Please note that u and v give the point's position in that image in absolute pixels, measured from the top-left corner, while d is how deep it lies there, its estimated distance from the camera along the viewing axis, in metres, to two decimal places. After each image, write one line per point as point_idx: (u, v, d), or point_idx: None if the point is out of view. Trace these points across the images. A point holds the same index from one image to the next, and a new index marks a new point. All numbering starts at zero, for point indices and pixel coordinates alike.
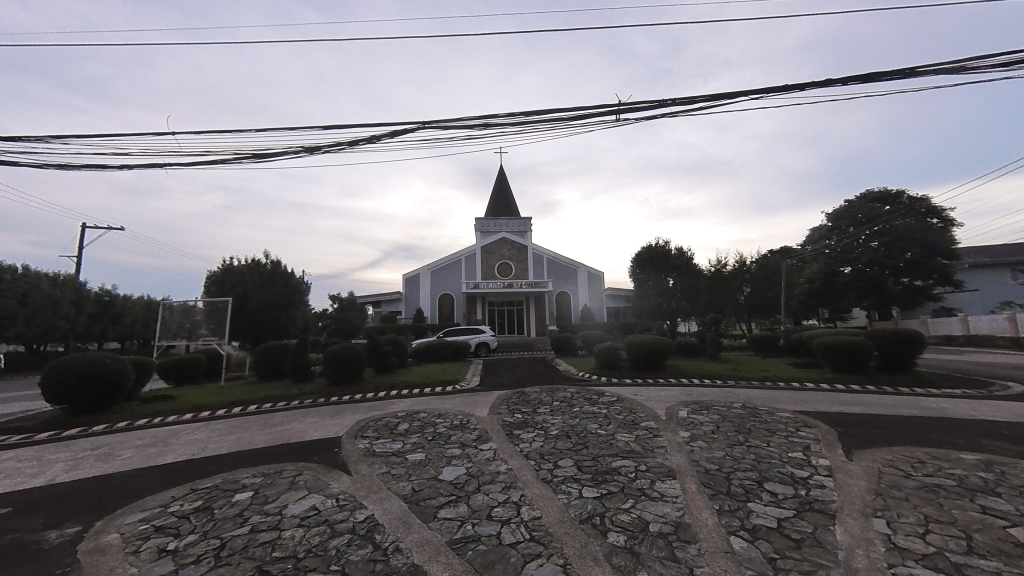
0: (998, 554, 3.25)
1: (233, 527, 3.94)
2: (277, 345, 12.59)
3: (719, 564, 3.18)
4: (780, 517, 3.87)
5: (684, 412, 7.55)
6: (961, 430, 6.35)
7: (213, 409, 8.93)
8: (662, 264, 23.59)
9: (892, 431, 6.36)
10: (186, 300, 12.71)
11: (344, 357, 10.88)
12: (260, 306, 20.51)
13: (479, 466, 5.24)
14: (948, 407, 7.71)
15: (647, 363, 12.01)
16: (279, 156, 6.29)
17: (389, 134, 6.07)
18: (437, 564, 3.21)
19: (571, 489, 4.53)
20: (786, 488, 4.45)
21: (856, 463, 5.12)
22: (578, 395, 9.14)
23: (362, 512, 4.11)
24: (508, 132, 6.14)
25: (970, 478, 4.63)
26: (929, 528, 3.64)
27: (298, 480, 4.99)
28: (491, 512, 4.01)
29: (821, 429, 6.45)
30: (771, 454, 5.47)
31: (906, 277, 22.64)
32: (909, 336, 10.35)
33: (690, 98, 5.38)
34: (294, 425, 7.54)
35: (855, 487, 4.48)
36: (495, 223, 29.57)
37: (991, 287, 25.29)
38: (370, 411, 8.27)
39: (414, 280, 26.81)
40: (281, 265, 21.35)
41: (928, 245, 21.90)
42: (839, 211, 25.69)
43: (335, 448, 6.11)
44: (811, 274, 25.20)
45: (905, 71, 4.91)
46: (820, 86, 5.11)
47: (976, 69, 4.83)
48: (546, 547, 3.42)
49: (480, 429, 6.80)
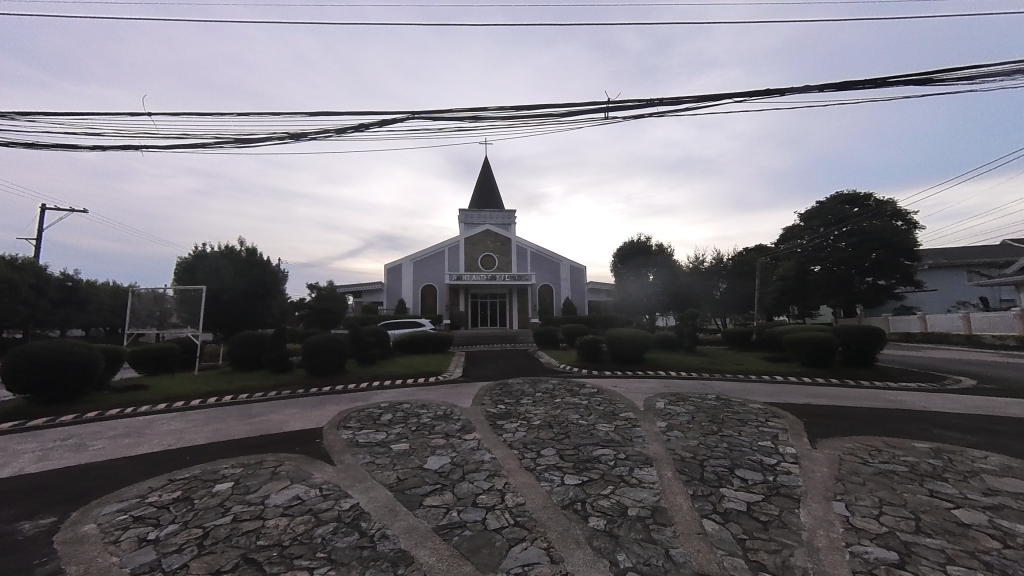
0: (942, 532, 3.56)
1: (215, 516, 3.91)
2: (254, 335, 12.29)
3: (693, 545, 3.37)
4: (749, 501, 4.11)
5: (662, 404, 7.81)
6: (916, 421, 6.81)
7: (189, 399, 8.72)
8: (643, 260, 24.46)
9: (855, 421, 6.76)
10: (155, 287, 12.24)
11: (325, 348, 10.72)
12: (235, 295, 20.03)
13: (464, 455, 5.35)
14: (906, 399, 8.25)
15: (628, 356, 12.31)
16: (264, 142, 6.21)
17: (376, 123, 6.04)
18: (426, 549, 3.29)
19: (554, 476, 4.68)
20: (756, 474, 4.71)
21: (820, 451, 5.46)
22: (559, 387, 9.31)
23: (348, 500, 4.14)
24: (498, 124, 6.20)
25: (921, 464, 5.01)
26: (883, 510, 3.94)
27: (280, 470, 4.97)
28: (476, 500, 4.11)
29: (789, 420, 6.82)
30: (742, 442, 5.75)
31: (871, 277, 23.87)
32: (871, 333, 10.98)
33: (677, 99, 5.51)
34: (274, 416, 7.44)
35: (818, 472, 4.79)
36: (479, 215, 29.25)
37: (947, 287, 26.96)
38: (353, 402, 8.23)
39: (396, 270, 26.49)
40: (257, 252, 20.90)
41: (893, 246, 23.00)
42: (812, 211, 26.72)
43: (317, 439, 6.07)
44: (784, 272, 26.26)
45: (878, 81, 5.15)
46: (799, 92, 5.31)
47: (942, 81, 5.12)
48: (529, 531, 3.54)
49: (464, 419, 6.89)
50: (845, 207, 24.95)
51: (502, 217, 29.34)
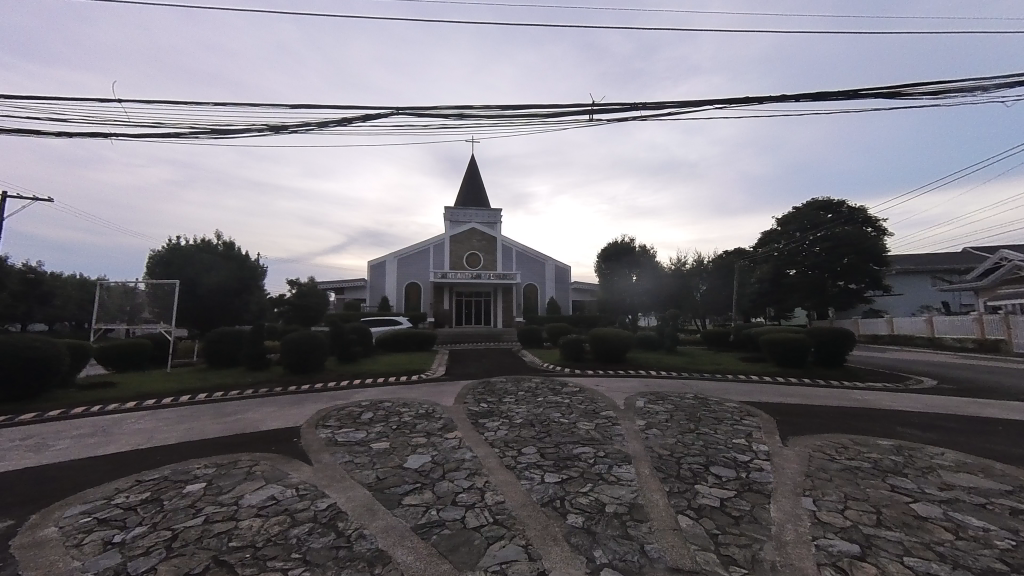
0: (901, 525, 3.75)
1: (186, 517, 3.80)
2: (230, 332, 11.95)
3: (668, 540, 3.45)
4: (722, 497, 4.23)
5: (642, 402, 7.96)
6: (881, 419, 7.12)
7: (161, 397, 8.43)
8: (627, 261, 24.88)
9: (824, 419, 7.03)
10: (126, 281, 11.78)
11: (305, 345, 10.51)
12: (212, 290, 19.40)
13: (445, 454, 5.34)
14: (872, 398, 8.61)
15: (611, 355, 12.46)
16: (242, 133, 6.05)
17: (360, 118, 5.97)
18: (403, 548, 3.27)
19: (534, 475, 4.71)
20: (730, 471, 4.85)
21: (791, 448, 5.65)
22: (542, 386, 9.37)
23: (325, 500, 4.08)
24: (483, 123, 6.20)
25: (883, 460, 5.25)
26: (847, 504, 4.12)
27: (255, 470, 4.86)
28: (456, 498, 4.11)
29: (762, 418, 7.04)
30: (718, 440, 5.92)
31: (843, 281, 24.78)
32: (841, 334, 11.44)
33: (660, 103, 5.61)
34: (250, 415, 7.27)
35: (789, 469, 4.97)
36: (465, 213, 29.13)
37: (912, 292, 28.26)
38: (333, 401, 8.10)
39: (380, 267, 26.12)
40: (235, 247, 20.48)
41: (864, 252, 23.94)
42: (789, 216, 27.54)
43: (295, 438, 5.96)
44: (762, 275, 27.08)
45: (850, 93, 5.36)
46: (776, 101, 5.48)
47: (908, 95, 5.36)
48: (508, 529, 3.57)
49: (446, 417, 6.88)
50: (820, 213, 25.82)
51: (488, 215, 29.29)
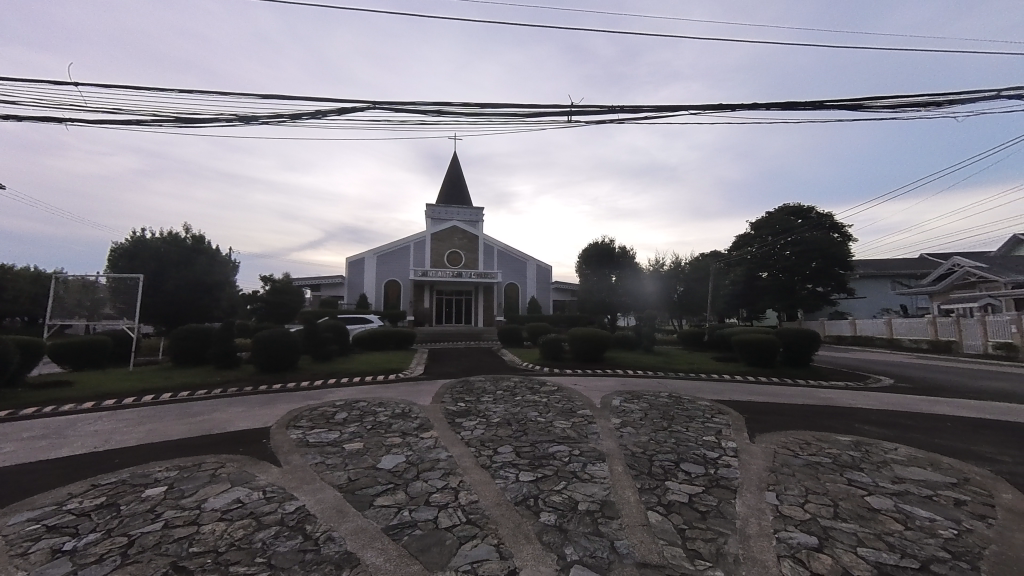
0: (855, 517, 3.94)
1: (144, 522, 3.64)
2: (198, 329, 11.50)
3: (637, 536, 3.52)
4: (691, 493, 4.35)
5: (617, 401, 8.10)
6: (842, 416, 7.47)
7: (122, 397, 8.04)
8: (607, 262, 25.34)
9: (789, 417, 7.32)
10: (85, 275, 11.16)
11: (277, 343, 10.20)
12: (181, 286, 18.64)
13: (420, 454, 5.29)
14: (834, 397, 9.02)
15: (589, 354, 12.62)
16: (209, 123, 5.83)
17: (335, 111, 5.83)
18: (373, 550, 3.23)
19: (509, 473, 4.73)
20: (699, 467, 4.99)
21: (758, 444, 5.85)
22: (521, 385, 9.42)
23: (293, 503, 3.98)
24: (462, 120, 6.16)
25: (842, 455, 5.50)
26: (808, 498, 4.30)
27: (219, 473, 4.69)
28: (429, 498, 4.08)
29: (732, 416, 7.26)
30: (689, 437, 6.08)
31: (811, 284, 25.87)
32: (808, 335, 11.93)
33: (637, 107, 5.71)
34: (218, 415, 7.02)
35: (754, 465, 5.15)
36: (447, 211, 28.90)
37: (873, 295, 29.76)
38: (306, 400, 7.91)
39: (358, 263, 25.63)
40: (204, 240, 19.85)
41: (830, 256, 25.07)
42: (762, 220, 28.52)
43: (264, 439, 5.79)
44: (735, 277, 28.07)
45: (817, 104, 5.58)
46: (748, 108, 5.65)
47: (870, 108, 5.62)
48: (481, 529, 3.56)
49: (423, 417, 6.82)
50: (791, 218, 26.87)
51: (470, 214, 29.14)
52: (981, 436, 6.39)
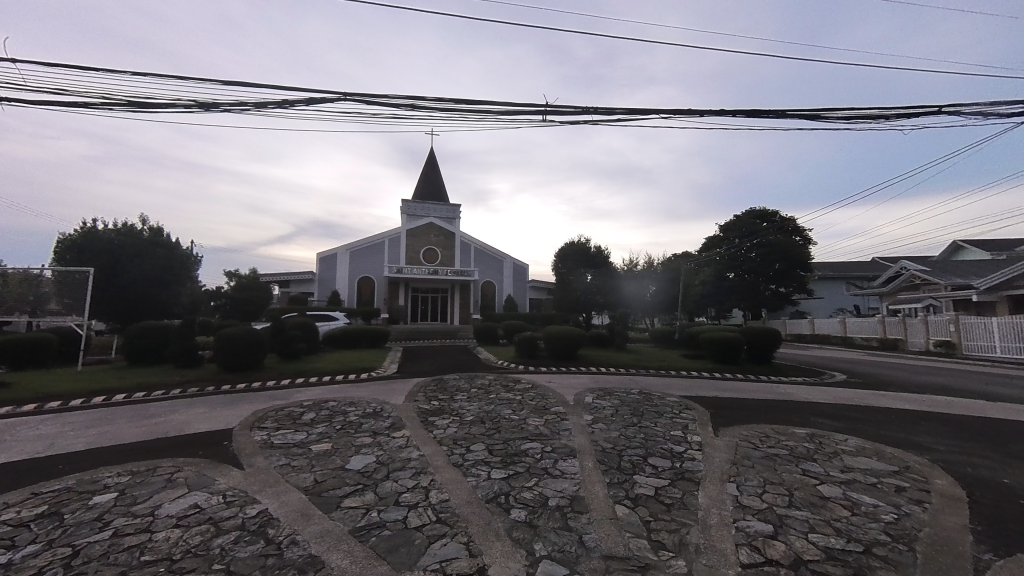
0: (808, 505, 4.18)
1: (90, 531, 3.43)
2: (156, 326, 10.89)
3: (605, 530, 3.60)
4: (657, 486, 4.49)
5: (590, 398, 8.24)
6: (798, 410, 7.90)
7: (67, 399, 7.51)
8: (583, 261, 25.72)
9: (751, 411, 7.65)
10: (26, 268, 10.35)
11: (241, 341, 9.78)
12: (134, 281, 17.51)
13: (391, 453, 5.21)
14: (793, 391, 9.52)
15: (563, 352, 12.77)
16: (167, 109, 5.52)
17: (304, 101, 5.63)
18: (338, 552, 3.16)
19: (481, 471, 4.73)
20: (666, 461, 5.15)
21: (721, 438, 6.10)
22: (495, 382, 9.45)
23: (255, 506, 3.84)
24: (436, 115, 6.10)
25: (798, 447, 5.81)
26: (765, 488, 4.52)
27: (176, 477, 4.47)
28: (399, 498, 4.03)
29: (698, 411, 7.52)
30: (657, 432, 6.26)
31: (774, 285, 27.17)
32: (770, 333, 12.50)
33: (611, 109, 5.81)
34: (175, 417, 6.68)
35: (717, 457, 5.37)
36: (423, 207, 28.49)
37: (830, 296, 31.54)
38: (272, 400, 7.65)
39: (330, 259, 24.93)
40: (163, 233, 18.79)
41: (792, 258, 26.40)
42: (730, 223, 29.66)
43: (226, 441, 5.55)
44: (705, 278, 29.06)
45: (779, 112, 5.84)
46: (715, 114, 5.85)
47: (827, 118, 5.94)
48: (451, 527, 3.55)
49: (394, 416, 6.72)
50: (757, 222, 28.10)
51: (447, 210, 28.86)
52: (921, 427, 6.90)
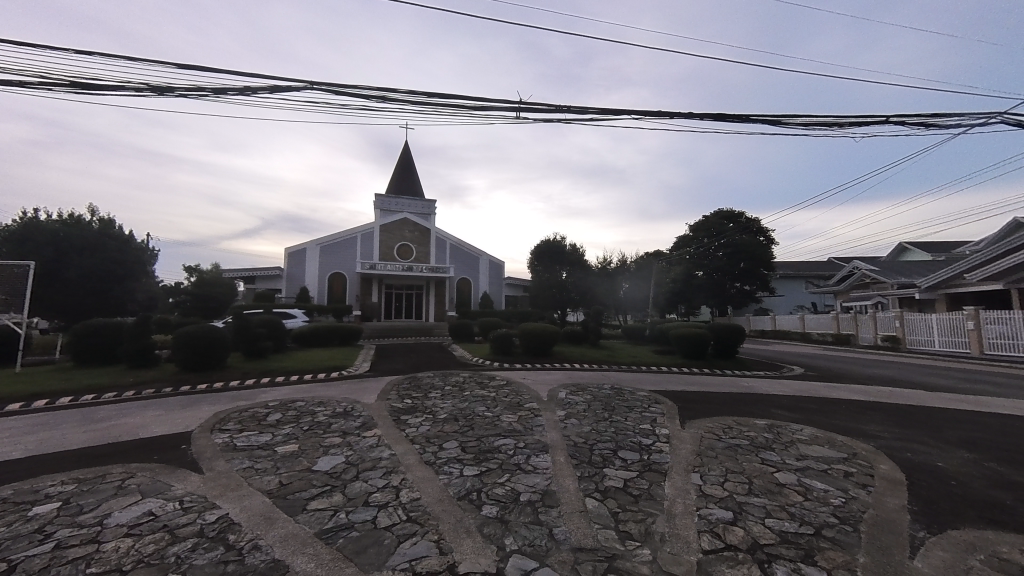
0: (766, 492, 4.41)
1: (27, 545, 3.18)
2: (106, 324, 10.21)
3: (574, 523, 3.67)
4: (626, 478, 4.62)
5: (563, 394, 8.37)
6: (759, 402, 8.31)
7: (4, 403, 6.93)
8: (558, 259, 25.97)
9: (715, 404, 7.98)
10: None
11: (201, 340, 9.30)
12: (82, 276, 16.31)
13: (361, 453, 5.10)
14: (755, 385, 10.00)
15: (538, 349, 12.87)
16: (115, 91, 5.17)
17: (267, 89, 5.40)
18: (303, 556, 3.07)
19: (453, 469, 4.72)
20: (634, 454, 5.30)
21: (687, 430, 6.33)
22: (470, 379, 9.44)
23: (215, 512, 3.68)
24: (409, 108, 5.99)
25: (758, 437, 6.11)
26: (727, 477, 4.73)
27: (128, 484, 4.22)
28: (368, 499, 3.96)
29: (667, 405, 7.77)
30: (627, 426, 6.43)
31: (740, 283, 28.36)
32: (734, 329, 13.04)
33: (584, 108, 5.88)
34: (129, 420, 6.29)
35: (683, 449, 5.58)
36: (397, 202, 27.94)
37: (791, 294, 33.26)
38: (236, 401, 7.34)
39: (299, 255, 24.10)
40: (114, 224, 17.64)
41: (756, 258, 27.63)
42: (699, 223, 30.69)
43: (183, 445, 5.28)
44: (675, 276, 29.98)
45: (742, 117, 6.08)
46: (684, 117, 6.03)
47: (786, 124, 6.23)
48: (421, 526, 3.53)
49: (366, 416, 6.58)
50: (725, 222, 29.19)
51: (422, 206, 28.41)
52: (868, 417, 7.41)
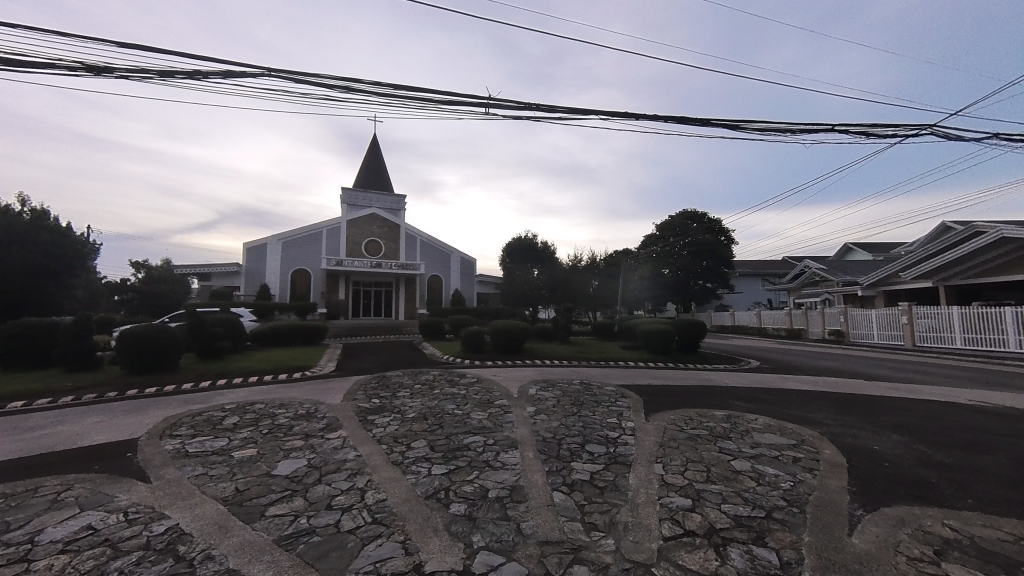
0: (723, 479, 4.63)
1: None
2: (39, 325, 9.35)
3: (542, 517, 3.72)
4: (592, 471, 4.72)
5: (534, 390, 8.45)
6: (719, 394, 8.73)
7: None
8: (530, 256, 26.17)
9: (678, 397, 8.30)
10: None
11: (149, 340, 8.69)
12: (9, 270, 14.83)
13: (325, 456, 4.95)
14: (715, 377, 10.49)
15: (509, 346, 12.92)
16: (44, 69, 4.72)
17: (221, 74, 5.10)
18: (259, 564, 2.95)
19: (421, 468, 4.67)
20: (601, 447, 5.43)
21: (652, 423, 6.56)
22: (440, 377, 9.36)
23: (163, 522, 3.47)
24: (374, 100, 5.83)
25: (717, 427, 6.42)
26: (687, 466, 4.94)
27: (63, 497, 3.89)
28: (332, 502, 3.85)
29: (634, 399, 8.01)
30: (595, 420, 6.58)
31: (703, 280, 29.70)
32: (696, 324, 13.61)
33: (553, 107, 5.93)
34: (66, 428, 5.81)
35: (648, 440, 5.78)
36: (365, 197, 27.15)
37: (749, 291, 35.08)
38: (189, 404, 6.92)
39: (260, 250, 22.97)
40: (47, 215, 16.15)
41: (717, 257, 29.02)
42: (665, 222, 31.72)
43: (128, 453, 4.93)
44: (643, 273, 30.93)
45: (704, 121, 6.33)
46: (649, 118, 6.20)
47: (744, 129, 6.53)
48: (387, 527, 3.47)
49: (330, 417, 6.38)
50: (689, 222, 30.35)
51: (391, 201, 27.76)
52: (814, 405, 7.96)
